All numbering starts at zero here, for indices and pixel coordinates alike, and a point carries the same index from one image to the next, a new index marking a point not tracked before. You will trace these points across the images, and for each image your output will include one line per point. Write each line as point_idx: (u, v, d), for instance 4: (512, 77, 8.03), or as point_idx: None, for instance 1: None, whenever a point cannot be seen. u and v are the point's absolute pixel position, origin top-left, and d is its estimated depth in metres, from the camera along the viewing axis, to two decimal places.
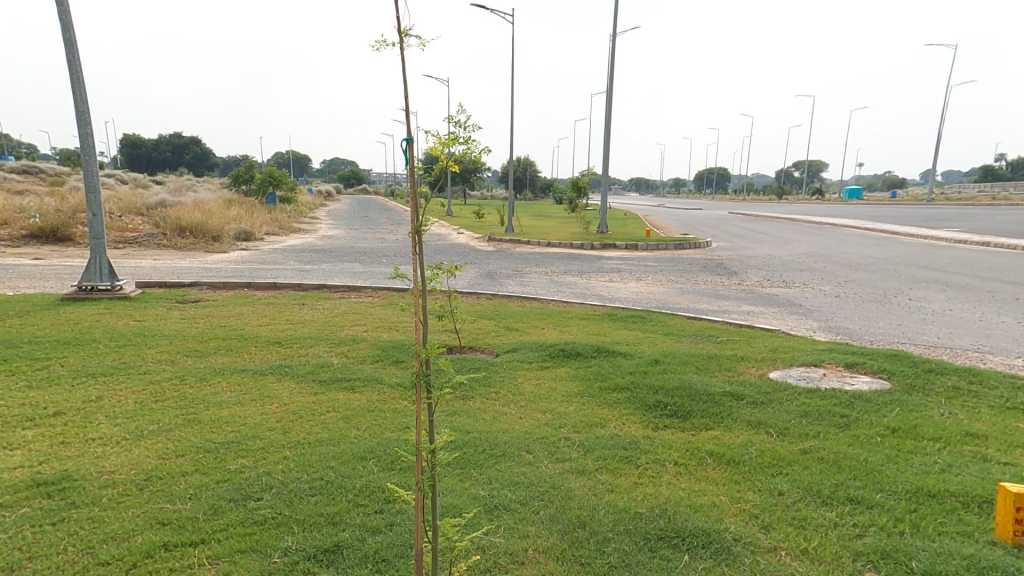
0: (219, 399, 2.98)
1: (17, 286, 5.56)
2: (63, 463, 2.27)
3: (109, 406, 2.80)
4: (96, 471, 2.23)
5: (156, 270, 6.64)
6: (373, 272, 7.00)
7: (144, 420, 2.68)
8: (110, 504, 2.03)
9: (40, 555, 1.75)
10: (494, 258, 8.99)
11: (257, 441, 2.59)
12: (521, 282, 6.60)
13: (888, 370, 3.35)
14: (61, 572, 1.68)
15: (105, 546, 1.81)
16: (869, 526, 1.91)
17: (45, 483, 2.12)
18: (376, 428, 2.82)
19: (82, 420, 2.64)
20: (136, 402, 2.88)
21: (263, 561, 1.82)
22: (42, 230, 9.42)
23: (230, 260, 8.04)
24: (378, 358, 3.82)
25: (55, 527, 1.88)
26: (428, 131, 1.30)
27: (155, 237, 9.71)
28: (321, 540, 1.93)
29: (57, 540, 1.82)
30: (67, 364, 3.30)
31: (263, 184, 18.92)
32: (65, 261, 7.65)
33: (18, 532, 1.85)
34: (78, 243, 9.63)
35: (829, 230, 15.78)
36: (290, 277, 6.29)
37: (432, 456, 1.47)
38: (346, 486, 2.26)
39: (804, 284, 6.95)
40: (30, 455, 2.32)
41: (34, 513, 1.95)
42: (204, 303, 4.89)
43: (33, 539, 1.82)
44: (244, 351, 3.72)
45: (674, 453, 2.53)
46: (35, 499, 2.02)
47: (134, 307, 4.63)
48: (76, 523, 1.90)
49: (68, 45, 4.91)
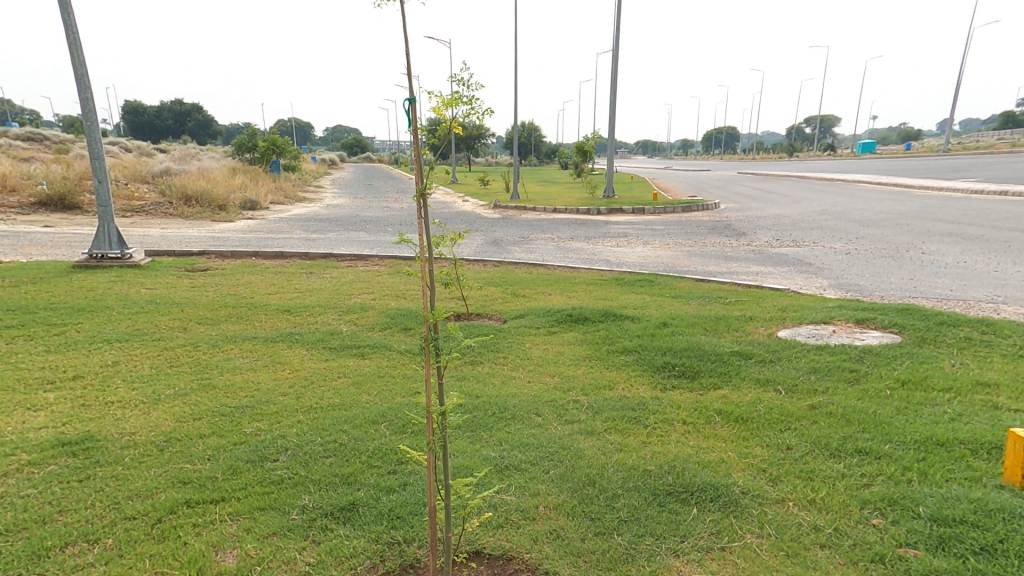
0: (232, 365, 3.03)
1: (27, 254, 5.60)
2: (85, 424, 2.33)
3: (125, 371, 2.85)
4: (118, 432, 2.29)
5: (164, 239, 6.67)
6: (379, 240, 6.98)
7: (161, 385, 2.73)
8: (133, 463, 2.09)
9: (68, 509, 1.81)
10: (500, 225, 8.94)
11: (271, 405, 2.64)
12: (527, 249, 6.58)
13: (898, 325, 3.34)
14: (90, 525, 1.75)
15: (130, 502, 1.87)
16: (877, 476, 1.93)
17: (69, 443, 2.18)
18: (387, 393, 2.86)
19: (100, 384, 2.69)
20: (152, 367, 2.93)
21: (282, 518, 1.87)
22: (49, 198, 9.45)
23: (237, 229, 8.06)
24: (387, 325, 3.85)
25: (81, 484, 1.94)
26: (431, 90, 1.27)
27: (161, 206, 9.71)
28: (338, 499, 1.98)
29: (84, 496, 1.88)
30: (82, 330, 3.34)
31: (266, 153, 18.77)
32: (73, 230, 7.67)
33: (46, 488, 1.91)
34: (85, 212, 9.66)
35: (840, 187, 15.53)
36: (297, 246, 6.30)
37: (442, 418, 1.50)
38: (359, 448, 2.31)
39: (814, 242, 6.88)
40: (52, 416, 2.38)
41: (60, 470, 2.01)
42: (213, 272, 4.92)
43: (61, 495, 1.88)
44: (254, 319, 3.76)
45: (682, 412, 2.56)
46: (61, 457, 2.09)
47: (144, 275, 4.66)
48: (101, 481, 1.96)
49: (63, 7, 4.82)
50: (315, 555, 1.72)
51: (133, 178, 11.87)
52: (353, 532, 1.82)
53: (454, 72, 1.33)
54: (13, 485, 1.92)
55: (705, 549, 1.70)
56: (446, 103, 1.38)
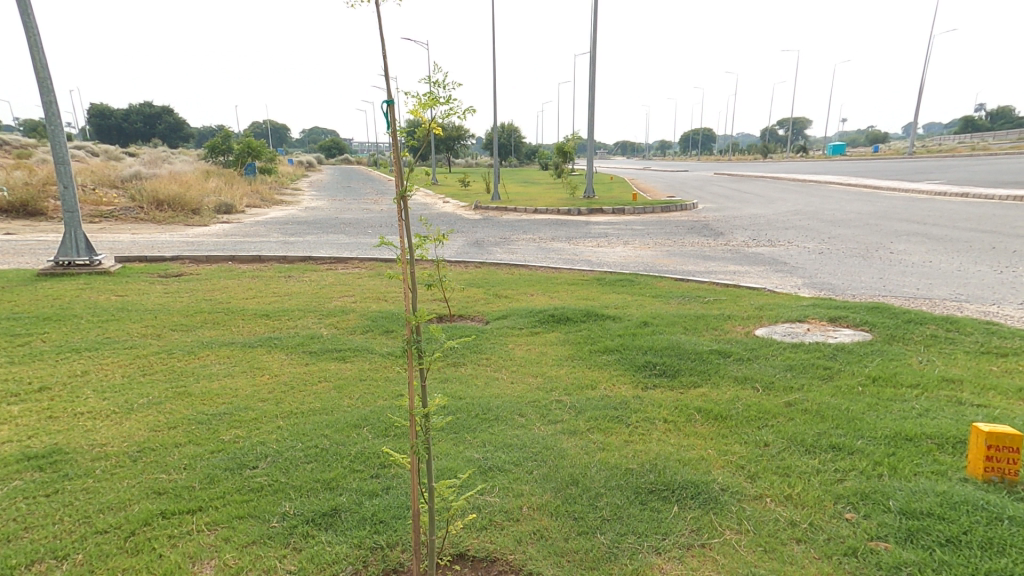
0: (207, 371, 2.98)
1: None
2: (53, 437, 2.27)
3: (96, 380, 2.78)
4: (87, 444, 2.23)
5: (136, 245, 6.49)
6: (359, 243, 6.90)
7: (134, 394, 2.67)
8: (104, 475, 2.04)
9: (35, 525, 1.76)
10: (481, 226, 8.94)
11: (249, 412, 2.60)
12: (508, 249, 6.59)
13: (869, 322, 3.42)
14: (58, 541, 1.70)
15: (102, 515, 1.82)
16: (850, 471, 1.98)
17: (35, 457, 2.12)
18: (369, 396, 2.84)
19: (69, 395, 2.62)
20: (124, 375, 2.87)
21: (261, 526, 1.84)
22: (11, 205, 9.15)
23: (212, 233, 7.89)
24: (368, 328, 3.82)
25: (49, 498, 1.89)
26: (408, 92, 1.27)
27: (133, 211, 9.49)
28: (319, 505, 1.96)
29: (52, 511, 1.83)
30: (46, 338, 3.24)
31: (241, 155, 18.51)
32: (40, 237, 7.43)
33: (11, 504, 1.85)
34: (50, 218, 9.39)
35: (815, 188, 15.88)
36: (274, 250, 6.20)
37: (425, 421, 1.50)
38: (341, 453, 2.29)
39: (789, 241, 7.03)
40: (17, 429, 2.31)
41: (26, 485, 1.96)
42: (187, 277, 4.82)
43: (28, 510, 1.83)
44: (231, 324, 3.70)
45: (663, 411, 2.59)
46: (27, 472, 2.02)
47: (115, 282, 4.54)
48: (71, 494, 1.91)
49: (22, 7, 4.67)
50: (296, 563, 1.70)
51: (103, 181, 11.57)
52: (335, 538, 1.80)
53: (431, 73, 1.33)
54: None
55: (685, 546, 1.72)
56: (425, 105, 1.37)
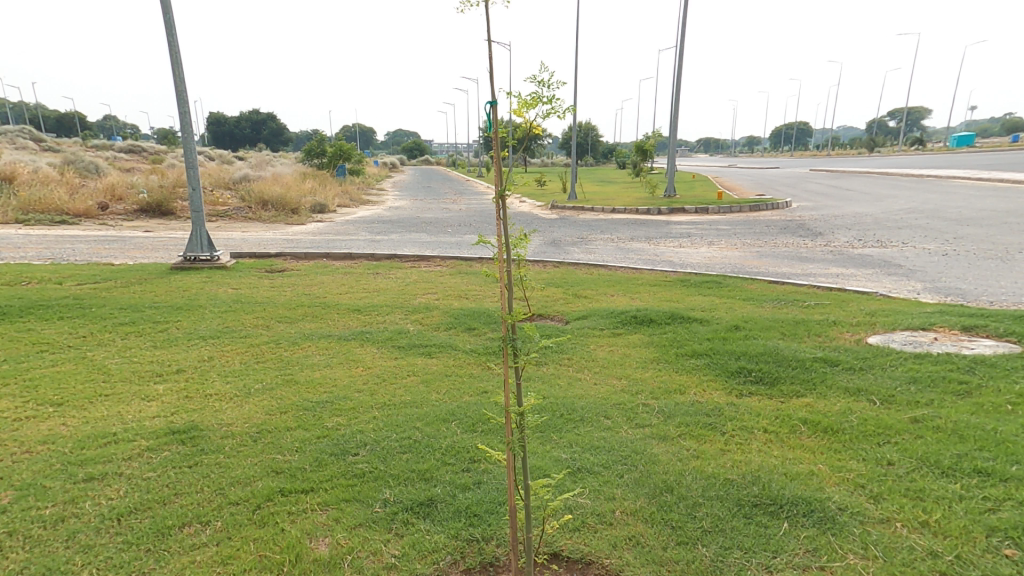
0: (320, 362, 3.17)
1: (133, 257, 6.04)
2: (191, 415, 2.49)
3: (220, 366, 3.03)
4: (218, 423, 2.43)
5: (244, 242, 7.04)
6: (441, 241, 7.07)
7: (250, 379, 2.88)
8: (233, 452, 2.21)
9: (182, 493, 1.93)
10: (558, 225, 8.99)
11: (348, 401, 2.73)
12: (586, 249, 6.55)
13: (1016, 333, 3.07)
14: (202, 507, 1.86)
15: (233, 488, 1.98)
16: (1003, 500, 1.79)
17: (177, 431, 2.33)
18: (455, 391, 2.90)
19: (200, 377, 2.87)
20: (241, 362, 3.10)
21: (366, 510, 1.93)
22: (150, 205, 10.14)
23: (307, 231, 8.41)
24: (451, 325, 3.91)
25: (191, 469, 2.08)
26: (512, 95, 1.28)
27: (242, 210, 10.29)
28: (416, 494, 2.02)
29: (195, 480, 2.01)
30: (181, 326, 3.58)
31: (334, 157, 19.52)
32: (168, 233, 8.26)
33: (163, 472, 2.05)
34: (180, 216, 10.28)
35: (930, 184, 14.50)
36: (363, 247, 6.50)
37: (520, 419, 1.52)
38: (433, 445, 2.35)
39: (905, 243, 6.48)
40: (162, 406, 2.55)
41: (173, 456, 2.16)
42: (289, 272, 5.15)
43: (175, 478, 2.02)
44: (327, 317, 3.91)
45: (763, 420, 2.46)
46: (173, 445, 2.23)
47: (230, 276, 4.93)
48: (208, 467, 2.09)
49: (168, 26, 5.17)
50: (399, 548, 1.76)
51: (217, 184, 12.68)
52: (432, 527, 1.86)
53: (537, 74, 1.32)
54: (131, 468, 2.06)
55: (801, 567, 1.62)
56: (527, 105, 1.38)
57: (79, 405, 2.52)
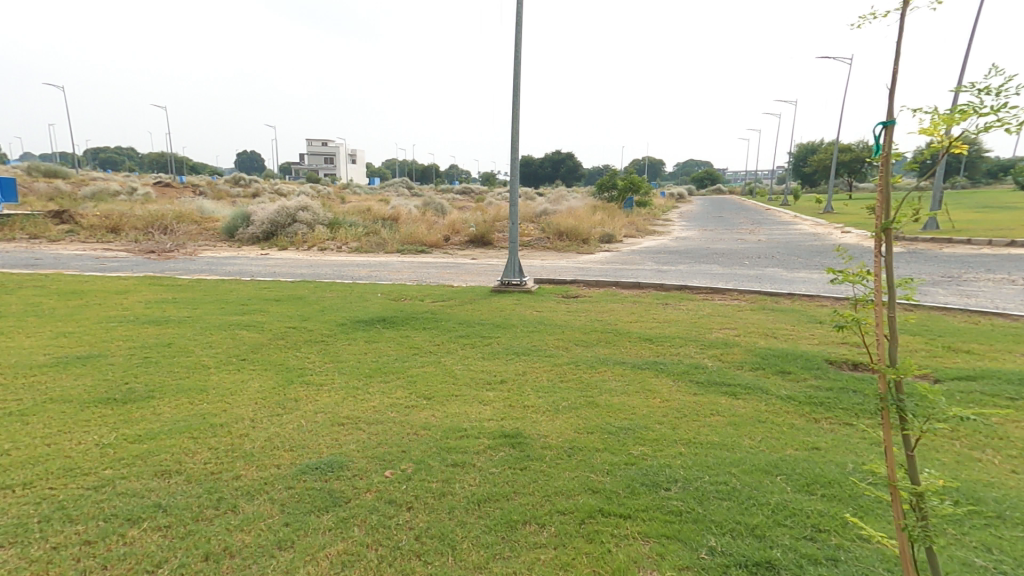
0: (640, 390, 2.99)
1: (462, 280, 7.13)
2: (516, 422, 2.56)
3: (532, 381, 3.13)
4: (540, 433, 2.43)
5: (544, 269, 7.68)
6: (736, 275, 6.41)
7: (557, 397, 2.87)
8: (554, 462, 2.15)
9: (520, 492, 1.92)
10: (916, 262, 7.43)
11: (652, 431, 2.45)
12: (970, 291, 5.23)
13: None
14: (536, 509, 1.82)
15: (560, 498, 1.89)
16: None
17: (508, 435, 2.40)
18: (774, 441, 2.35)
19: (518, 389, 2.99)
20: (547, 380, 3.14)
21: (692, 554, 1.59)
22: (476, 237, 11.76)
23: (599, 261, 8.72)
24: (759, 365, 3.32)
25: (522, 472, 2.07)
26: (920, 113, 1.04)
27: (542, 241, 11.37)
28: (749, 551, 1.59)
29: (527, 483, 1.99)
30: (519, 344, 3.83)
31: (624, 190, 19.55)
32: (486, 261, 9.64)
33: (503, 470, 2.09)
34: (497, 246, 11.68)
35: None
36: (652, 278, 6.36)
37: (918, 504, 1.04)
38: (757, 498, 1.87)
39: None
40: (494, 410, 2.70)
41: (507, 457, 2.20)
42: (584, 299, 5.29)
43: (512, 478, 2.03)
44: (621, 345, 3.78)
45: None
46: (505, 447, 2.29)
47: (535, 300, 5.31)
48: (536, 473, 2.06)
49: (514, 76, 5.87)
50: None
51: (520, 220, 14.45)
52: None
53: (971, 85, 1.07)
54: (475, 464, 2.15)
55: None
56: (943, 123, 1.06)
57: (439, 401, 2.82)
